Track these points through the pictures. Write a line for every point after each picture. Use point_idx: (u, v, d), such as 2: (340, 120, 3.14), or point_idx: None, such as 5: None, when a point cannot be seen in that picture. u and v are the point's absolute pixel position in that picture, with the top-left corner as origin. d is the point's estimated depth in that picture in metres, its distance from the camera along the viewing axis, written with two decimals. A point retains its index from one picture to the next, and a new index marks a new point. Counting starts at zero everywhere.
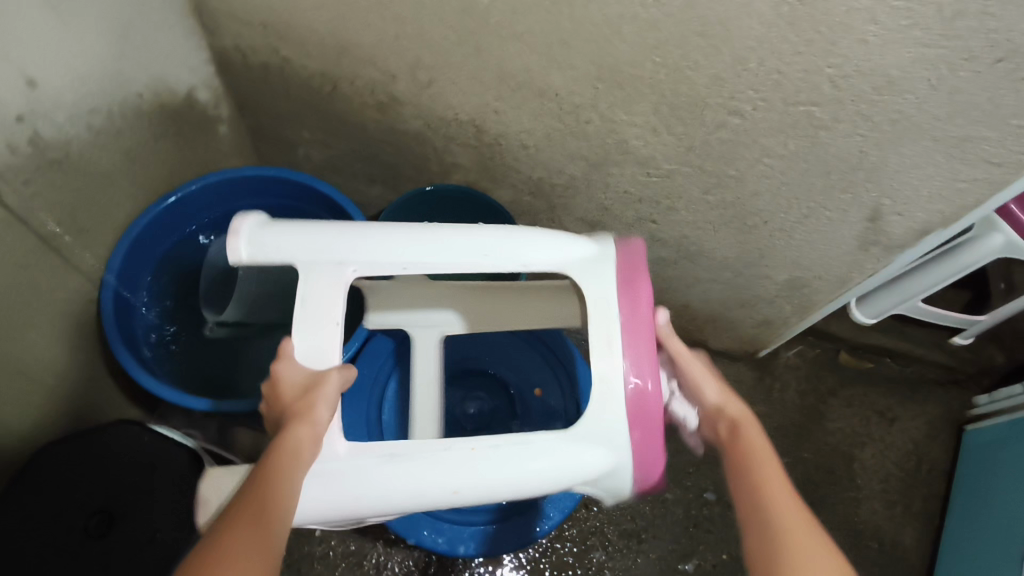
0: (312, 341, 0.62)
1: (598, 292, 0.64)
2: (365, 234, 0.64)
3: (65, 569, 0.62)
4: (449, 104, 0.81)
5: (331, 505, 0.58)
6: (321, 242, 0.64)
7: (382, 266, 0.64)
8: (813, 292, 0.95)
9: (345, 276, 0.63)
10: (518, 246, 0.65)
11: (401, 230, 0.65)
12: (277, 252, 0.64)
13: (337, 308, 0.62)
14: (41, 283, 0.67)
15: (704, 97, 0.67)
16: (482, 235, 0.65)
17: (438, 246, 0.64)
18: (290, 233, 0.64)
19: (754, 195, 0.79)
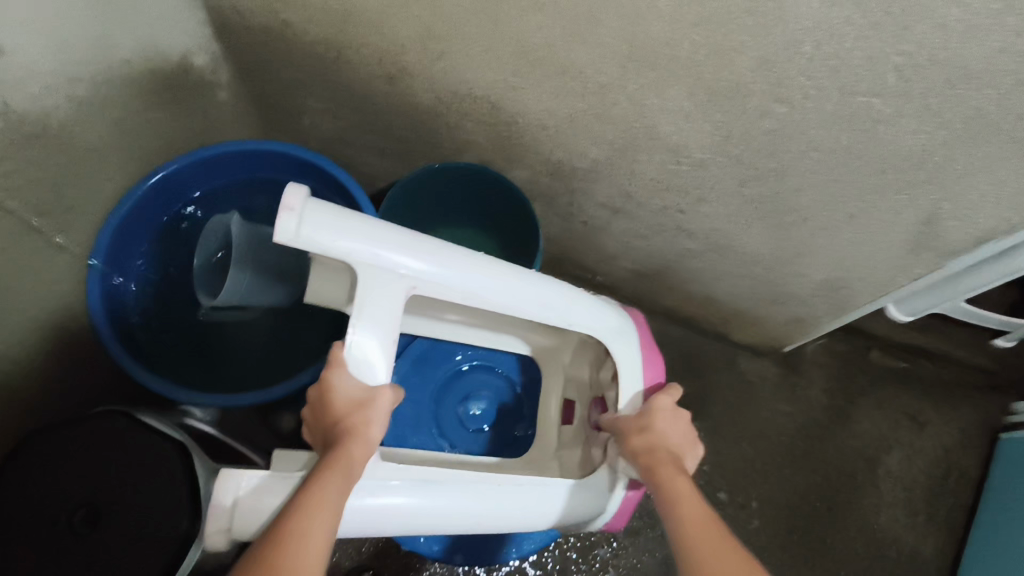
0: (365, 359, 0.56)
1: (632, 359, 0.70)
2: (432, 251, 0.59)
3: (48, 565, 0.61)
4: (464, 78, 0.74)
5: (365, 526, 0.56)
6: (384, 247, 0.57)
7: (442, 290, 0.60)
8: (850, 293, 0.88)
9: (404, 291, 0.58)
10: (565, 300, 0.66)
11: (465, 255, 0.61)
12: (329, 244, 0.55)
13: (394, 324, 0.58)
14: (24, 267, 0.63)
15: (748, 82, 0.59)
16: (538, 281, 0.65)
17: (500, 282, 0.62)
18: (348, 227, 0.56)
19: (796, 190, 0.71)
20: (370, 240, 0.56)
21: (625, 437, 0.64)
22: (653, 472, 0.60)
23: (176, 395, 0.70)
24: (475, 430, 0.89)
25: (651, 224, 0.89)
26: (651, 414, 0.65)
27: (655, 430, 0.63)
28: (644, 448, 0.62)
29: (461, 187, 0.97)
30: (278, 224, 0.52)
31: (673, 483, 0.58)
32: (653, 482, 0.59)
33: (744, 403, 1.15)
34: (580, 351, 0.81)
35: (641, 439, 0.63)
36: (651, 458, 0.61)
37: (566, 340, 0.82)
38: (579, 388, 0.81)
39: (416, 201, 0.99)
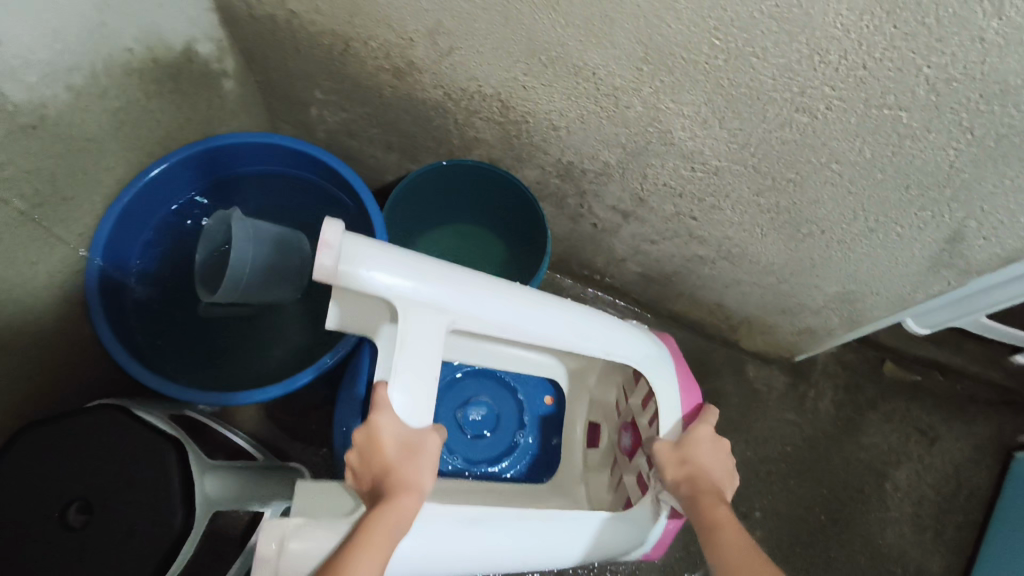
0: (403, 392, 0.56)
1: (668, 389, 0.67)
2: (466, 281, 0.59)
3: (36, 559, 0.60)
4: (473, 75, 0.72)
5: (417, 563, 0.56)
6: (419, 280, 0.57)
7: (477, 321, 0.59)
8: (866, 307, 0.85)
9: (440, 324, 0.58)
10: (597, 328, 0.65)
11: (500, 287, 0.61)
12: (366, 277, 0.55)
13: (432, 363, 0.57)
14: (20, 257, 0.62)
15: (768, 90, 0.57)
16: (573, 310, 0.64)
17: (535, 313, 0.61)
18: (385, 261, 0.56)
19: (814, 202, 0.69)
20: (407, 273, 0.56)
21: (664, 467, 0.63)
22: (696, 503, 0.59)
23: (166, 390, 0.69)
24: (473, 437, 0.87)
25: (661, 229, 0.87)
26: (689, 444, 0.64)
27: (693, 459, 0.63)
28: (684, 479, 0.62)
29: (468, 186, 0.95)
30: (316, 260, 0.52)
31: (716, 515, 0.58)
32: (696, 514, 0.59)
33: (751, 413, 1.13)
34: (604, 376, 0.83)
35: (679, 470, 0.62)
36: (693, 488, 0.60)
37: (594, 364, 0.84)
38: (605, 412, 0.83)
39: (423, 197, 0.97)
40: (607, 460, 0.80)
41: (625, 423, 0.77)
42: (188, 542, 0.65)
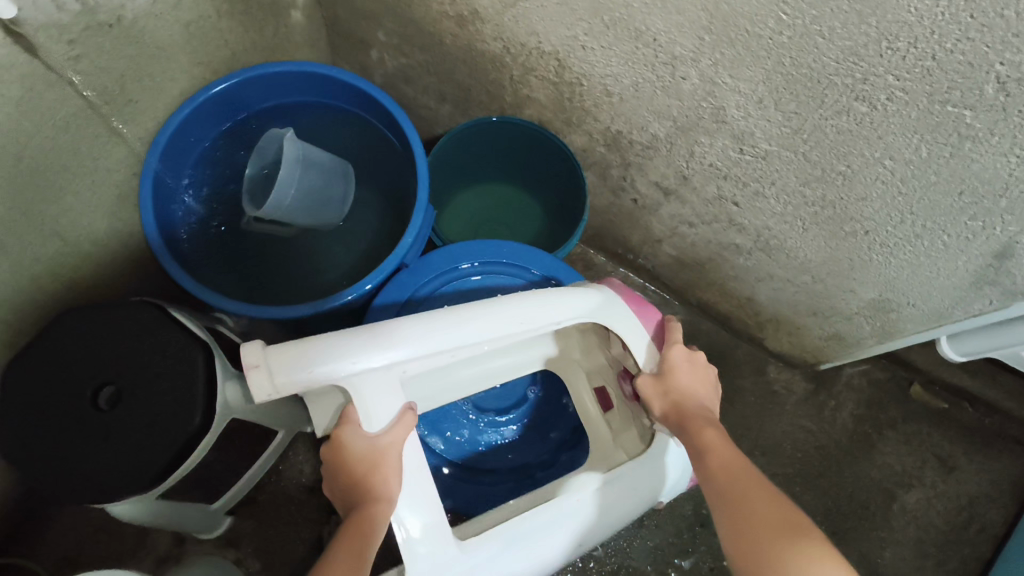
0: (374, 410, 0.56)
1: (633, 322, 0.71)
2: (406, 330, 0.57)
3: (67, 435, 0.64)
4: (534, 30, 0.72)
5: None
6: (353, 351, 0.55)
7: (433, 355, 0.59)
8: (899, 318, 0.83)
9: (396, 378, 0.57)
10: (551, 309, 0.65)
11: (438, 316, 0.60)
12: (306, 375, 0.53)
13: (396, 398, 0.57)
14: (83, 149, 0.65)
15: (830, 74, 0.56)
16: (525, 306, 0.64)
17: (489, 322, 0.62)
18: (314, 352, 0.53)
19: (863, 199, 0.67)
20: (342, 352, 0.54)
21: (650, 400, 0.67)
22: (685, 426, 0.63)
23: (202, 294, 0.72)
24: (486, 384, 0.86)
25: (701, 212, 0.86)
26: (669, 371, 0.68)
27: (674, 382, 0.67)
28: (671, 407, 0.65)
29: (514, 145, 0.95)
30: (250, 389, 0.50)
31: (704, 435, 0.62)
32: (685, 435, 0.63)
33: (767, 414, 1.12)
34: (586, 341, 0.81)
35: (665, 399, 0.66)
36: (680, 413, 0.64)
37: (572, 335, 0.81)
38: (604, 373, 0.79)
39: (468, 151, 0.98)
40: (631, 414, 0.74)
41: (622, 372, 0.76)
42: (203, 441, 0.69)
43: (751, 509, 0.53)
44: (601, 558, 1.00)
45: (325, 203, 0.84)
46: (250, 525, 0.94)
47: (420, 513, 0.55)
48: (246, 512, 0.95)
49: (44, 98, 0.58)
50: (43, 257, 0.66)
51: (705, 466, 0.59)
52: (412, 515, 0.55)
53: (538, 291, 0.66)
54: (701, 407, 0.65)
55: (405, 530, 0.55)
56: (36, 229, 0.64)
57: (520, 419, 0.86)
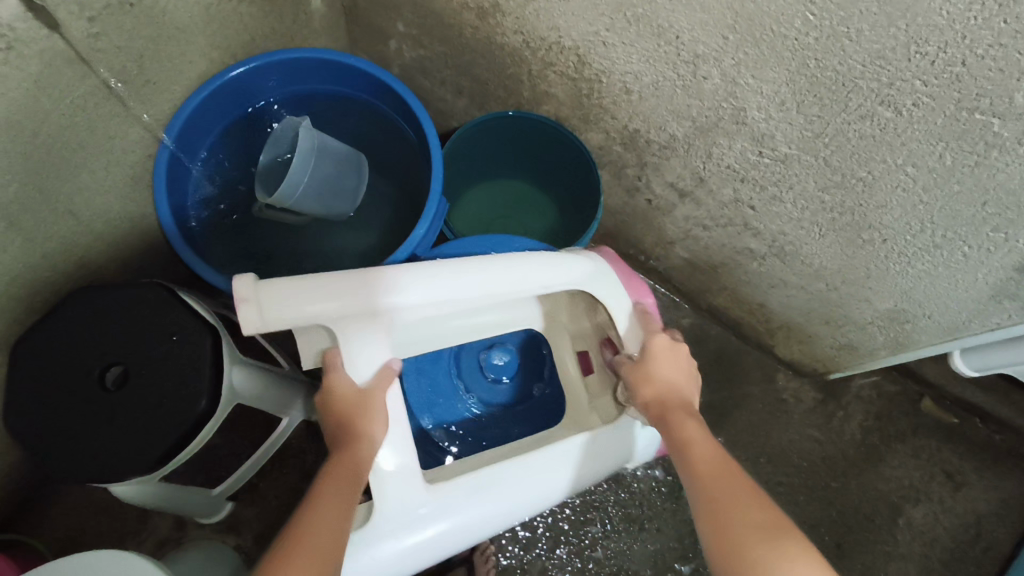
0: (357, 357, 0.59)
1: (620, 295, 0.71)
2: (393, 280, 0.60)
3: (73, 411, 0.64)
4: (555, 24, 0.71)
5: (456, 529, 0.60)
6: (343, 296, 0.57)
7: (418, 308, 0.62)
8: (914, 330, 0.82)
9: (381, 324, 0.60)
10: (540, 273, 0.67)
11: (428, 270, 0.62)
12: (296, 314, 0.55)
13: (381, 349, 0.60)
14: (99, 128, 0.65)
15: (855, 77, 0.55)
16: (513, 269, 0.65)
17: (475, 281, 0.63)
18: (304, 292, 0.56)
19: (882, 206, 0.66)
20: (330, 295, 0.57)
21: (634, 390, 0.65)
22: (665, 420, 0.62)
23: (211, 277, 0.71)
24: (491, 381, 0.85)
25: (717, 215, 0.85)
26: (652, 359, 0.66)
27: (658, 376, 0.65)
28: (652, 396, 0.64)
29: (529, 140, 0.94)
30: (240, 321, 0.53)
31: (685, 429, 0.60)
32: (666, 431, 0.61)
33: (774, 422, 1.11)
34: (574, 307, 0.80)
35: (648, 388, 0.65)
36: (662, 406, 0.63)
37: (560, 298, 0.80)
38: (587, 339, 0.79)
39: (483, 145, 0.97)
40: (608, 380, 0.75)
41: (604, 339, 0.76)
42: (207, 425, 0.68)
43: (736, 519, 0.51)
44: (601, 559, 1.00)
45: (337, 191, 0.83)
46: (251, 511, 0.94)
47: (397, 452, 0.59)
48: (247, 498, 0.95)
49: (62, 76, 0.58)
50: (55, 235, 0.66)
51: (687, 459, 0.58)
52: (389, 454, 0.59)
53: (526, 254, 0.68)
54: (683, 399, 0.64)
55: (379, 465, 0.58)
56: (51, 206, 0.64)
57: (527, 417, 0.84)
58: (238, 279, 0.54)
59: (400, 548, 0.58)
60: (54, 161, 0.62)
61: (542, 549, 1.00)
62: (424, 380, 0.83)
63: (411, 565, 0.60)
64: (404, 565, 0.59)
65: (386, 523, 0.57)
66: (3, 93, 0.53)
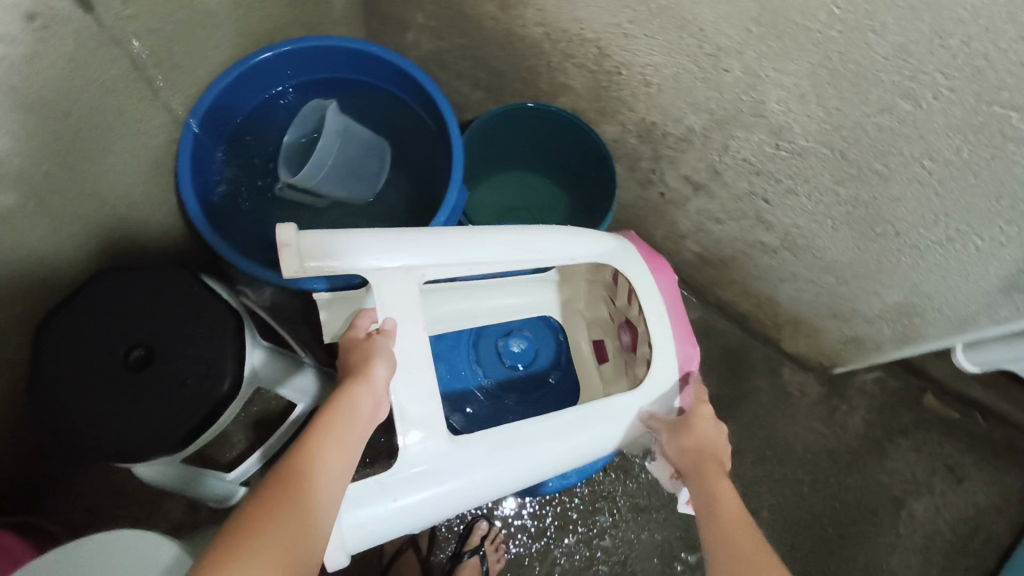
0: (391, 311, 0.58)
1: (642, 275, 0.70)
2: (426, 238, 0.60)
3: (99, 390, 0.65)
4: (577, 16, 0.72)
5: (475, 484, 0.58)
6: (380, 250, 0.58)
7: (449, 268, 0.62)
8: (922, 323, 0.83)
9: (413, 280, 0.60)
10: (565, 242, 0.67)
11: (459, 233, 0.62)
12: (335, 264, 0.55)
13: (414, 309, 0.59)
14: (127, 109, 0.66)
15: (878, 71, 0.56)
16: (539, 234, 0.66)
17: (503, 246, 0.64)
18: (346, 241, 0.56)
19: (897, 199, 0.68)
20: (366, 248, 0.57)
21: (674, 431, 0.62)
22: (699, 469, 0.58)
23: (236, 262, 0.72)
24: (511, 366, 0.86)
25: (730, 208, 0.86)
26: (695, 414, 0.62)
27: (701, 428, 0.61)
28: (693, 446, 0.60)
29: (545, 133, 0.95)
30: (282, 260, 0.52)
31: (716, 484, 0.56)
32: (696, 480, 0.57)
33: (780, 414, 1.13)
34: (592, 293, 0.81)
35: (689, 437, 0.60)
36: (697, 454, 0.59)
37: (578, 287, 0.82)
38: (603, 326, 0.80)
39: (498, 137, 0.98)
40: (621, 367, 0.77)
41: (622, 323, 0.75)
42: (231, 407, 0.69)
43: None
44: (609, 548, 1.01)
45: (355, 176, 0.84)
46: None
47: (419, 403, 0.57)
48: None
49: (93, 57, 0.58)
50: (81, 216, 0.67)
51: (713, 517, 0.54)
52: (413, 406, 0.57)
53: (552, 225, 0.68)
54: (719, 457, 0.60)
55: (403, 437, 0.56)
56: (78, 187, 0.65)
57: (543, 403, 0.85)
58: (284, 223, 0.52)
59: (422, 499, 0.56)
60: (84, 142, 0.63)
61: (550, 538, 1.01)
62: (442, 364, 0.84)
63: (424, 518, 0.57)
64: (419, 518, 0.57)
65: (408, 470, 0.55)
66: (38, 72, 0.54)
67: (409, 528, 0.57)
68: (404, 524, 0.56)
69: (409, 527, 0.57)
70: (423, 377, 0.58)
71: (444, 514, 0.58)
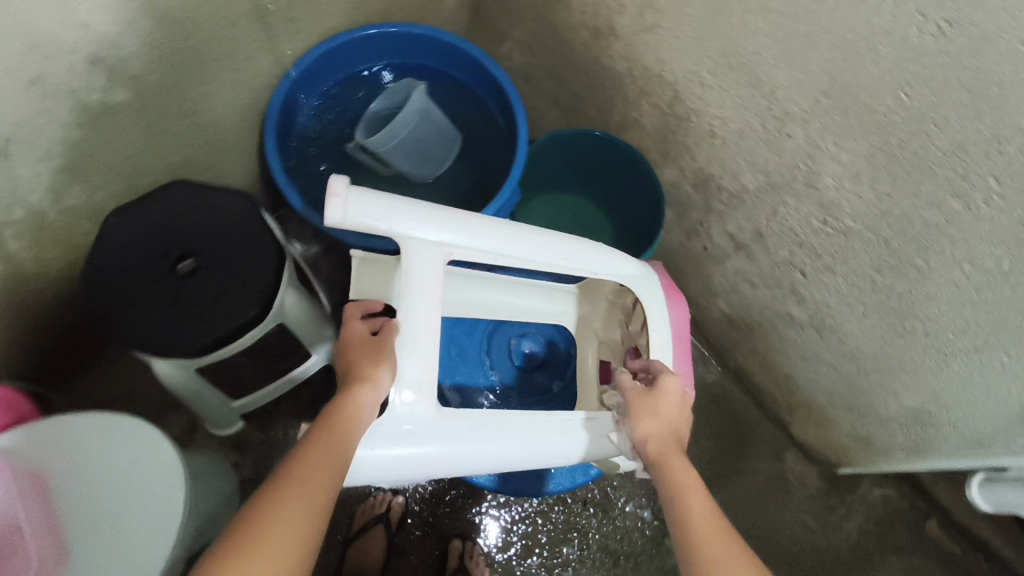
0: (414, 277, 0.60)
1: (659, 301, 0.71)
2: (464, 218, 0.62)
3: (145, 287, 0.70)
4: (661, 58, 0.76)
5: (449, 459, 0.58)
6: (419, 220, 0.60)
7: (478, 253, 0.63)
8: (935, 436, 0.81)
9: (440, 256, 0.61)
10: (594, 256, 0.68)
11: (496, 224, 0.63)
12: (374, 223, 0.58)
13: (435, 284, 0.60)
14: (239, 47, 0.73)
15: (933, 164, 0.57)
16: (571, 243, 0.66)
17: (534, 244, 0.64)
18: (387, 205, 0.58)
19: (930, 298, 0.68)
20: (406, 215, 0.59)
21: (636, 419, 0.60)
22: (660, 458, 0.57)
23: (293, 202, 0.77)
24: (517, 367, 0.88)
25: (766, 274, 0.87)
26: (656, 399, 0.60)
27: (662, 413, 0.60)
28: (654, 433, 0.59)
29: (605, 163, 0.99)
30: (327, 210, 0.55)
31: (680, 474, 0.55)
32: (658, 471, 0.56)
33: (773, 498, 1.10)
34: (610, 314, 0.82)
35: (651, 423, 0.59)
36: (659, 443, 0.58)
37: (598, 306, 0.83)
38: (614, 349, 0.81)
39: (560, 156, 1.03)
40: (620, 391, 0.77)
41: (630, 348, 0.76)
42: (255, 329, 0.73)
43: None
44: None
45: (419, 155, 0.89)
46: (257, 435, 0.98)
47: (417, 366, 0.58)
48: (259, 424, 0.98)
49: None
50: (172, 129, 0.74)
51: (676, 507, 0.53)
52: (410, 366, 0.58)
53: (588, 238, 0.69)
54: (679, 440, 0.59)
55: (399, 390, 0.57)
56: (178, 102, 0.72)
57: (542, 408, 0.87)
58: (338, 174, 0.56)
59: (396, 456, 0.57)
60: (195, 64, 0.70)
61: (514, 554, 1.01)
62: (454, 348, 0.88)
63: (393, 476, 0.58)
64: (390, 473, 0.58)
65: (390, 426, 0.57)
66: None
67: (379, 481, 0.58)
68: (376, 473, 0.57)
69: (378, 479, 0.58)
70: (426, 338, 0.59)
71: (413, 477, 0.59)
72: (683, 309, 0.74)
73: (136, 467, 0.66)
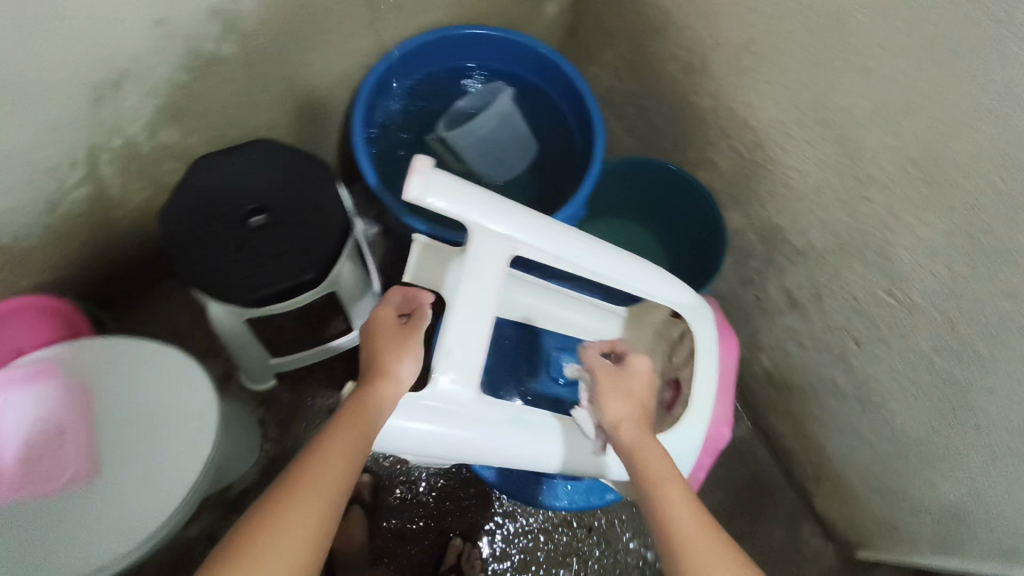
0: (478, 267, 0.60)
1: (709, 336, 0.73)
2: (535, 219, 0.63)
3: (217, 233, 0.73)
4: (748, 102, 0.76)
5: (478, 445, 0.60)
6: (492, 213, 0.61)
7: (544, 256, 0.64)
8: (969, 536, 0.77)
9: (506, 251, 0.62)
10: (653, 279, 0.69)
11: (565, 231, 0.64)
12: (451, 207, 0.59)
13: (496, 277, 0.61)
14: (345, 23, 0.76)
15: (1015, 250, 0.56)
16: (632, 264, 0.67)
17: (598, 257, 0.65)
18: (465, 191, 0.60)
19: (989, 390, 0.65)
20: (481, 206, 0.61)
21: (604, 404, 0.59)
22: (630, 448, 0.56)
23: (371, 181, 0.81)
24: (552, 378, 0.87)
25: (818, 335, 0.85)
26: (627, 386, 0.60)
27: (628, 398, 0.59)
28: (623, 417, 0.58)
29: (672, 197, 0.99)
30: (409, 184, 0.57)
31: (650, 464, 0.55)
32: (629, 460, 0.56)
33: (782, 568, 1.06)
34: (654, 343, 0.81)
35: (620, 409, 0.58)
36: (630, 429, 0.57)
37: (644, 333, 0.82)
38: None
39: (628, 183, 1.03)
40: None
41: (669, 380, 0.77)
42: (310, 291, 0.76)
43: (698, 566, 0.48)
44: None
45: (493, 155, 0.91)
46: (286, 396, 1.00)
47: (467, 351, 0.58)
48: (290, 386, 1.00)
49: None
50: (269, 89, 0.78)
51: (649, 496, 0.53)
52: (458, 344, 0.58)
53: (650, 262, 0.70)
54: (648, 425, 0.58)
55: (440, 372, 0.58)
56: (280, 65, 0.75)
57: None
58: (424, 154, 0.58)
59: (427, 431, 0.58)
60: (303, 32, 0.73)
61: (509, 566, 1.00)
62: None
63: (418, 450, 0.59)
64: (416, 446, 0.59)
65: (427, 400, 0.58)
66: None
67: (404, 451, 0.59)
68: (404, 443, 0.58)
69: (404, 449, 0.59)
70: (481, 325, 0.59)
71: (437, 454, 0.60)
72: (731, 353, 0.76)
73: (168, 404, 0.68)
